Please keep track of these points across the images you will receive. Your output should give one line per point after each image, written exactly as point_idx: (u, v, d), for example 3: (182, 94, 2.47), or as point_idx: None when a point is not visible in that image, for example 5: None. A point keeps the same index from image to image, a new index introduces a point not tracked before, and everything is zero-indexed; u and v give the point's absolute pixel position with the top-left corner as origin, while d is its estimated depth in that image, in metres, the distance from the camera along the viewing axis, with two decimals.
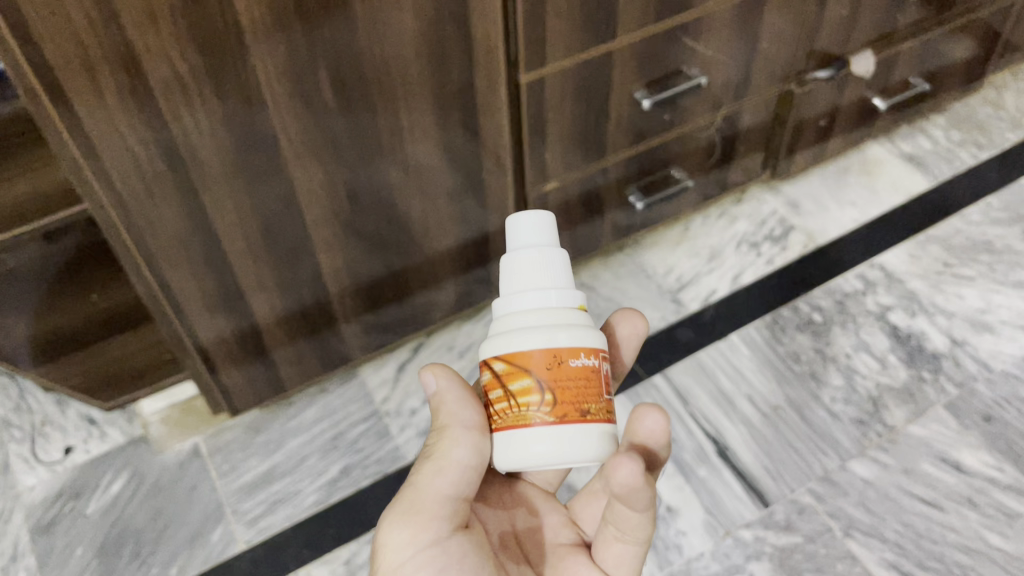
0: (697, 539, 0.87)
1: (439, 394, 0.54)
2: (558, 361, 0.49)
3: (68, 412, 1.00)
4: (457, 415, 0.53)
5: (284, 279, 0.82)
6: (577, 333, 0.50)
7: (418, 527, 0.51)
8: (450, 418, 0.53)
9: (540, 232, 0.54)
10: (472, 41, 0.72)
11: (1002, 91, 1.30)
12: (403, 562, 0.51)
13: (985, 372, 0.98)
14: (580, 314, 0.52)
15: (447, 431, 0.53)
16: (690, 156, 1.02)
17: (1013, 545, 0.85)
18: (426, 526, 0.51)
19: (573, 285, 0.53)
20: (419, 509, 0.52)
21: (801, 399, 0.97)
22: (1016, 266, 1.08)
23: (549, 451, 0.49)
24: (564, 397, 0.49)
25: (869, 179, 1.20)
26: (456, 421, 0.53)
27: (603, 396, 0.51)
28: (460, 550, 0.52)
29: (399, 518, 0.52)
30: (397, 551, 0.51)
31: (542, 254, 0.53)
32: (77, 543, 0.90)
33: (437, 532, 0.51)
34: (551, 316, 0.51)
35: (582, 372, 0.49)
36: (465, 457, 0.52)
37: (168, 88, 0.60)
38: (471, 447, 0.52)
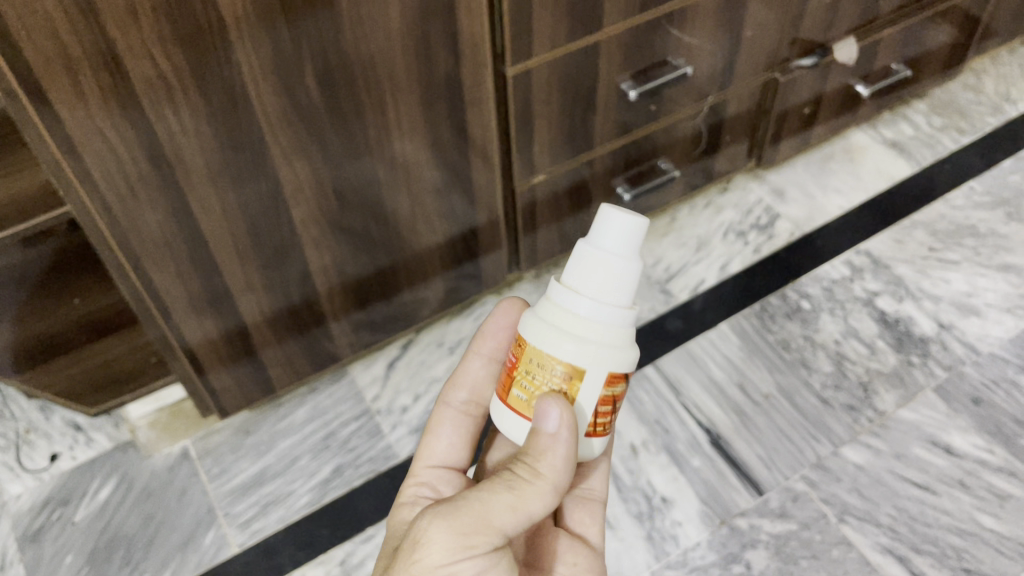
0: (693, 529, 0.87)
1: (556, 437, 0.48)
2: None
3: (53, 418, 0.99)
4: (553, 473, 0.49)
5: (271, 279, 0.82)
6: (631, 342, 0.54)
7: (473, 541, 0.47)
8: (545, 470, 0.49)
9: (628, 241, 0.50)
10: (458, 34, 0.71)
11: (982, 76, 1.31)
12: (443, 567, 0.47)
13: (972, 355, 0.99)
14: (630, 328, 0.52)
15: (536, 479, 0.49)
16: (676, 146, 1.02)
17: (1005, 526, 0.86)
18: (478, 542, 0.47)
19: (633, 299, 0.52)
20: (481, 527, 0.47)
21: (792, 386, 0.97)
22: (1001, 249, 1.08)
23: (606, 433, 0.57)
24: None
25: (853, 165, 1.20)
26: (548, 477, 0.49)
27: None
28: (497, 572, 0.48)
29: (456, 527, 0.47)
30: (441, 554, 0.47)
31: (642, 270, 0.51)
32: (66, 550, 0.88)
33: (487, 552, 0.48)
34: (623, 336, 0.51)
35: None
36: (536, 511, 0.49)
37: (150, 85, 0.59)
38: (543, 505, 0.50)
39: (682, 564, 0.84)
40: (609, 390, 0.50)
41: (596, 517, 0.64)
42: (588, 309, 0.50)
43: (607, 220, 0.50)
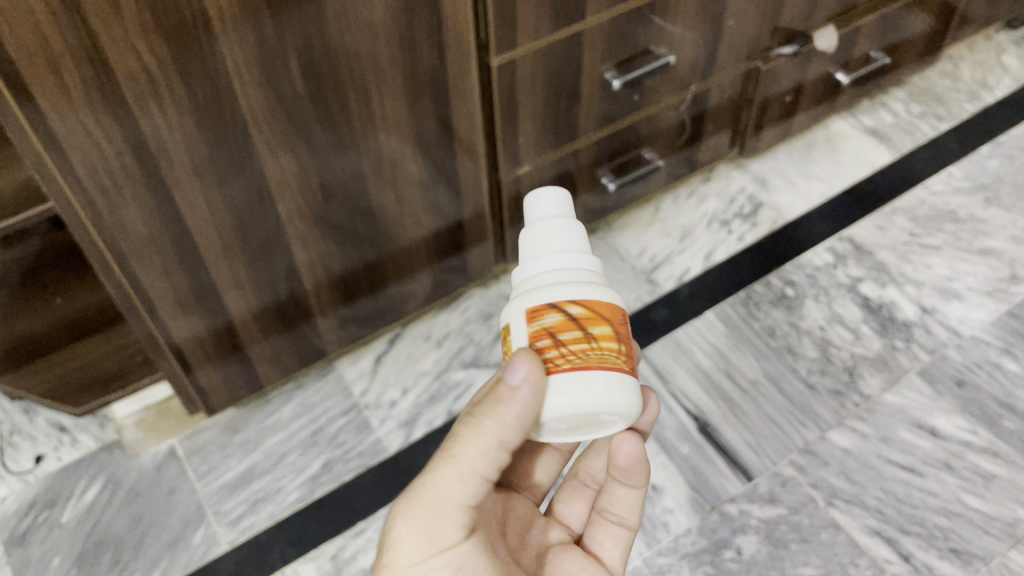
0: (684, 516, 0.87)
1: (517, 391, 0.47)
2: (620, 317, 0.48)
3: (37, 420, 0.98)
4: (491, 424, 0.49)
5: (258, 275, 0.81)
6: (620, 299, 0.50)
7: (435, 531, 0.49)
8: (484, 424, 0.49)
9: (543, 207, 0.52)
10: (442, 24, 0.71)
11: (958, 63, 1.32)
12: (414, 566, 0.49)
13: (955, 338, 1.00)
14: (580, 273, 0.49)
15: (476, 433, 0.49)
16: (660, 136, 1.02)
17: (991, 505, 0.87)
18: (440, 533, 0.49)
19: (574, 250, 0.50)
20: (436, 514, 0.49)
21: (778, 372, 0.98)
22: (981, 234, 1.10)
23: (631, 405, 0.48)
24: (629, 351, 0.49)
25: (834, 153, 1.21)
26: (489, 429, 0.49)
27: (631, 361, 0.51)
28: (475, 557, 0.50)
29: (414, 517, 0.49)
30: (409, 553, 0.49)
31: (572, 224, 0.51)
32: (54, 552, 0.88)
33: (455, 539, 0.49)
34: (543, 279, 0.49)
35: (630, 333, 0.49)
36: (485, 467, 0.49)
37: (134, 79, 0.58)
38: (494, 457, 0.50)
39: (674, 551, 0.85)
40: (536, 325, 0.48)
41: (617, 542, 0.63)
42: (524, 272, 0.51)
43: (529, 199, 0.53)
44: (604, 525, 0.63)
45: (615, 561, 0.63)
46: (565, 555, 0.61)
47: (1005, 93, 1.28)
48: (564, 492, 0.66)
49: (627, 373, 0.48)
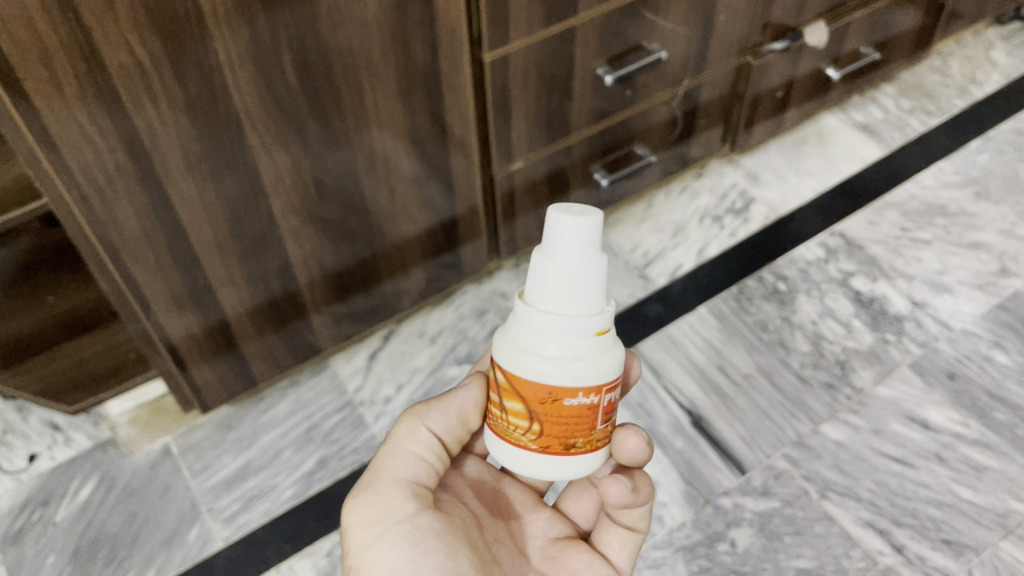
0: (678, 509, 0.87)
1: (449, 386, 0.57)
2: (555, 399, 0.49)
3: (31, 419, 0.98)
4: (419, 412, 0.56)
5: (251, 271, 0.81)
6: (580, 371, 0.49)
7: (385, 504, 0.52)
8: (413, 416, 0.56)
9: (566, 243, 0.48)
10: (435, 20, 0.71)
11: (948, 59, 1.33)
12: (370, 543, 0.51)
13: (946, 332, 1.00)
14: (582, 344, 0.49)
15: (407, 423, 0.55)
16: (652, 132, 1.02)
17: (982, 496, 0.88)
18: (390, 505, 0.52)
19: (585, 313, 0.49)
20: (383, 489, 0.52)
21: (771, 366, 0.98)
22: (971, 228, 1.11)
23: (547, 474, 0.52)
24: (554, 429, 0.51)
25: (825, 148, 1.22)
26: (418, 416, 0.55)
27: (597, 426, 0.51)
28: (430, 527, 0.52)
29: (365, 499, 0.52)
30: (364, 530, 0.52)
31: (591, 277, 0.49)
32: (48, 551, 0.87)
33: (406, 509, 0.52)
34: (542, 341, 0.49)
35: (577, 410, 0.50)
36: (422, 449, 0.55)
37: (127, 75, 0.58)
38: (429, 441, 0.55)
39: (668, 544, 0.85)
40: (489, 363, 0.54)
41: (626, 542, 0.60)
42: (528, 312, 0.50)
43: (551, 222, 0.49)
44: (612, 527, 0.60)
45: (624, 561, 0.60)
46: (571, 553, 0.59)
47: (994, 88, 1.29)
48: (571, 488, 0.64)
49: (540, 451, 0.52)
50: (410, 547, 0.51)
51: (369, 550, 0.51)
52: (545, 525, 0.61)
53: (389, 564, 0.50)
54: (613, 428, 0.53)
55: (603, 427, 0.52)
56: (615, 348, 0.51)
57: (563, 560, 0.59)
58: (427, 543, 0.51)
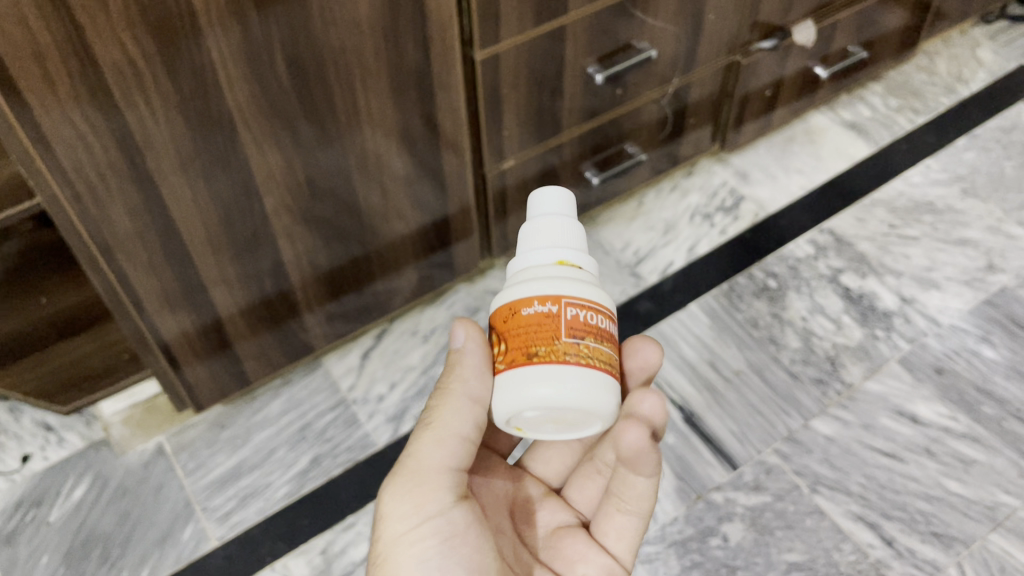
0: (670, 505, 0.88)
1: (464, 350, 0.53)
2: (513, 313, 0.50)
3: (23, 419, 0.98)
4: (461, 386, 0.52)
5: (243, 270, 0.81)
6: (539, 283, 0.50)
7: (423, 494, 0.52)
8: (454, 391, 0.52)
9: (539, 202, 0.54)
10: (427, 19, 0.71)
11: (934, 57, 1.34)
12: (403, 535, 0.52)
13: (934, 327, 1.01)
14: (544, 269, 0.51)
15: (450, 397, 0.53)
16: (642, 131, 1.03)
17: (970, 490, 0.89)
18: (428, 498, 0.52)
19: (548, 247, 0.52)
20: (424, 479, 0.53)
21: (761, 362, 0.99)
22: (958, 224, 1.12)
23: (523, 398, 0.49)
24: (517, 344, 0.49)
25: (814, 146, 1.23)
26: (464, 393, 0.52)
27: (563, 339, 0.48)
28: (462, 522, 0.53)
29: (402, 489, 0.53)
30: (399, 521, 0.53)
31: (557, 220, 0.53)
32: (42, 550, 0.88)
33: (443, 502, 0.53)
34: (515, 277, 0.52)
35: (534, 317, 0.49)
36: (465, 429, 0.53)
37: (119, 71, 0.59)
38: (473, 418, 0.53)
39: (660, 539, 0.86)
40: None
41: (627, 530, 0.61)
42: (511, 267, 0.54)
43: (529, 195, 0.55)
44: (613, 515, 0.61)
45: (625, 549, 0.61)
46: (569, 539, 0.61)
47: (980, 86, 1.30)
48: (577, 476, 0.65)
49: (505, 370, 0.50)
50: (441, 542, 0.52)
51: (400, 542, 0.52)
52: (548, 513, 0.63)
53: (418, 558, 0.52)
54: (591, 352, 0.49)
55: (578, 346, 0.49)
56: (595, 289, 0.51)
57: (561, 548, 0.61)
58: (457, 539, 0.52)
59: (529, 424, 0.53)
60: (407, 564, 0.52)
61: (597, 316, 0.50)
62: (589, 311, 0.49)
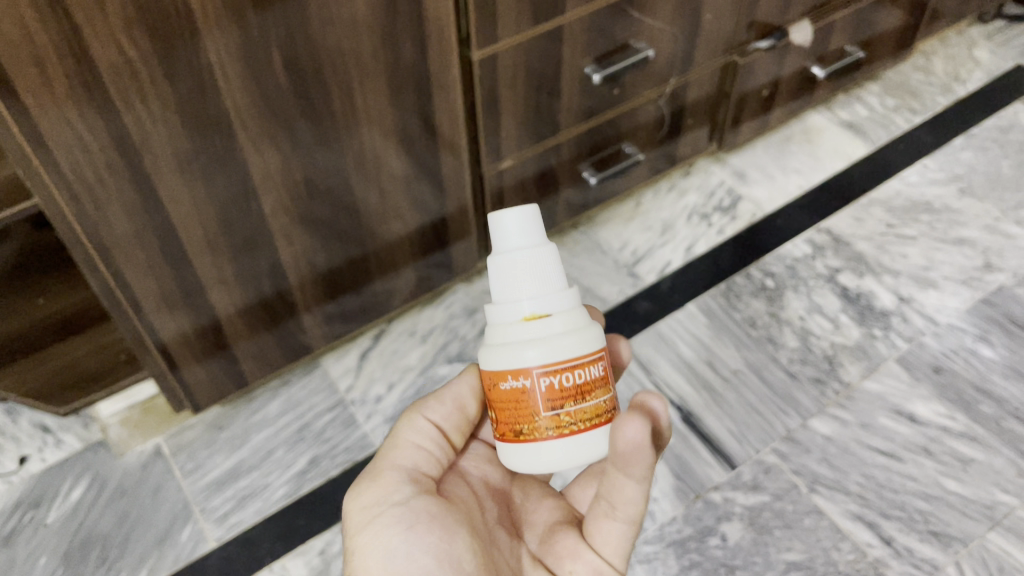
0: (669, 504, 0.88)
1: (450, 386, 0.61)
2: (495, 384, 0.52)
3: (20, 422, 0.97)
4: (419, 407, 0.60)
5: (241, 271, 0.81)
6: (505, 354, 0.51)
7: (382, 486, 0.54)
8: (414, 411, 0.60)
9: (503, 238, 0.54)
10: (424, 19, 0.71)
11: (931, 57, 1.35)
12: (367, 522, 0.53)
13: (932, 327, 1.02)
14: (516, 327, 0.52)
15: (409, 417, 0.59)
16: (640, 131, 1.03)
17: (968, 488, 0.89)
18: (388, 486, 0.54)
19: (518, 298, 0.53)
20: (383, 474, 0.55)
21: (759, 361, 0.99)
22: (955, 224, 1.12)
23: (537, 463, 0.52)
24: (505, 417, 0.52)
25: (811, 146, 1.23)
26: (417, 411, 0.59)
27: (541, 414, 0.50)
28: (426, 511, 0.53)
29: (365, 484, 0.55)
30: (362, 512, 0.53)
31: (520, 261, 0.53)
32: (40, 552, 0.87)
33: (404, 492, 0.54)
34: (494, 332, 0.54)
35: (512, 393, 0.51)
36: (421, 440, 0.58)
37: (117, 72, 0.58)
38: (428, 432, 0.59)
39: (659, 539, 0.86)
40: None
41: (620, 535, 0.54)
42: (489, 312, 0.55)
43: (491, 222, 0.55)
44: (602, 520, 0.54)
45: (617, 557, 0.55)
46: (560, 534, 0.58)
47: (977, 86, 1.30)
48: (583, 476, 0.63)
49: (502, 439, 0.53)
50: (406, 528, 0.52)
51: (364, 530, 0.53)
52: (543, 510, 0.61)
53: (383, 544, 0.52)
54: (573, 418, 0.50)
55: (557, 415, 0.50)
56: (566, 335, 0.52)
57: (554, 543, 0.58)
58: (421, 525, 0.52)
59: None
60: (374, 551, 0.52)
61: (574, 374, 0.50)
62: (563, 375, 0.50)
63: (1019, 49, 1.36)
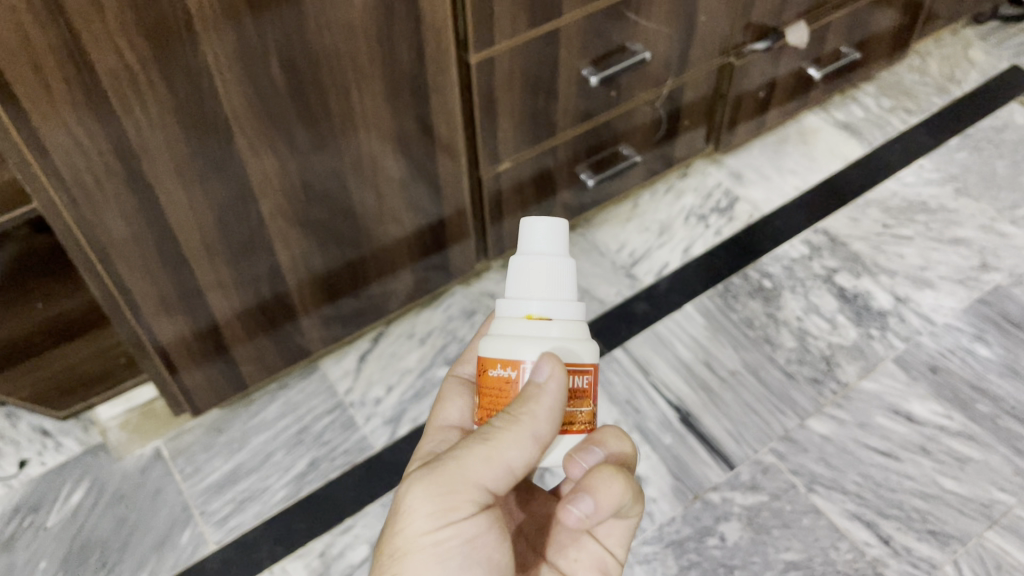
0: (668, 504, 0.88)
1: (544, 387, 0.47)
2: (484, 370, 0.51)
3: (20, 425, 0.98)
4: (522, 426, 0.47)
5: (240, 275, 0.81)
6: (497, 345, 0.50)
7: (454, 504, 0.47)
8: (519, 424, 0.46)
9: (525, 241, 0.52)
10: (422, 22, 0.72)
11: (926, 58, 1.35)
12: (426, 535, 0.47)
13: (928, 326, 1.02)
14: (514, 325, 0.51)
15: (516, 426, 0.46)
16: (637, 132, 1.03)
17: (966, 487, 0.89)
18: (461, 505, 0.47)
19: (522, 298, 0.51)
20: (461, 489, 0.47)
21: (757, 362, 1.00)
22: (951, 224, 1.12)
23: None
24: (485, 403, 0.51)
25: (807, 147, 1.23)
26: (529, 425, 0.46)
27: None
28: (488, 530, 0.49)
29: (435, 490, 0.47)
30: (424, 521, 0.47)
31: (534, 263, 0.51)
32: (40, 556, 0.87)
33: (474, 510, 0.48)
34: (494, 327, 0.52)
35: (497, 380, 0.50)
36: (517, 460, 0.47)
37: (115, 77, 0.59)
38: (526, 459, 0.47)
39: (657, 539, 0.86)
40: None
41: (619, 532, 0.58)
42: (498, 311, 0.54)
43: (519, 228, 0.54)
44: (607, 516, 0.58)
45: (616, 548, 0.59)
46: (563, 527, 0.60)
47: (972, 86, 1.30)
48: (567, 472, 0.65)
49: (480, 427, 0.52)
50: (465, 546, 0.48)
51: (420, 542, 0.47)
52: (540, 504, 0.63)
53: (433, 562, 0.48)
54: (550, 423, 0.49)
55: None
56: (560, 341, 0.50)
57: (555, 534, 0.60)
58: (481, 545, 0.49)
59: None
60: (426, 568, 0.48)
61: None
62: None
63: (1013, 49, 1.36)
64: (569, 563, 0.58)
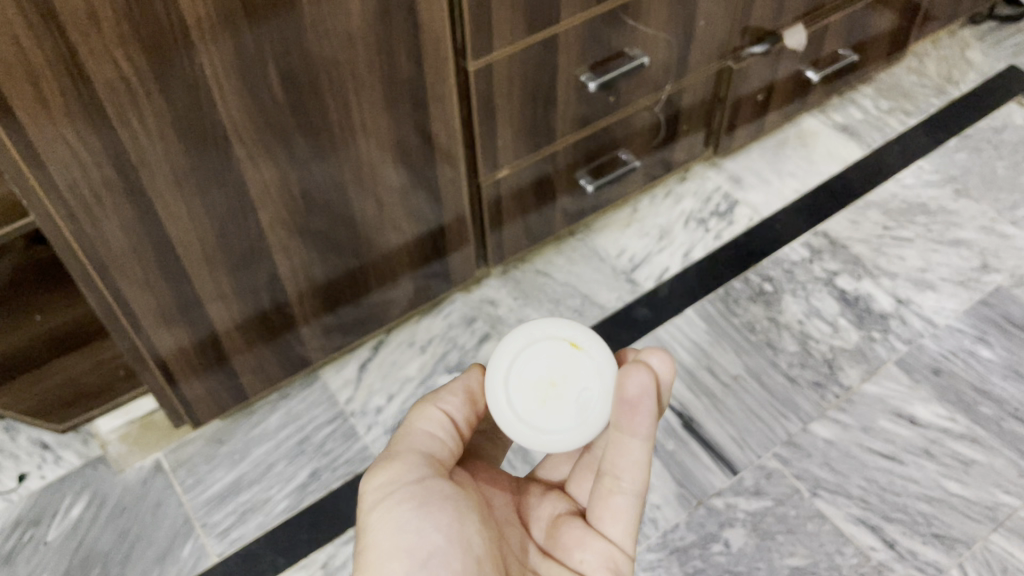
0: (671, 512, 0.88)
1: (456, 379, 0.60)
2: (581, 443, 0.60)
3: (20, 439, 0.97)
4: (433, 397, 0.59)
5: (238, 286, 0.81)
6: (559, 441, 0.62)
7: (400, 466, 0.54)
8: (428, 398, 0.59)
9: None
10: (420, 30, 0.71)
11: (924, 59, 1.35)
12: (382, 501, 0.53)
13: (930, 328, 1.02)
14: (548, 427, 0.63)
15: (424, 403, 0.58)
16: (636, 137, 1.03)
17: (971, 491, 0.89)
18: (406, 467, 0.54)
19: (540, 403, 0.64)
20: (400, 455, 0.55)
21: (760, 366, 0.99)
22: (951, 226, 1.12)
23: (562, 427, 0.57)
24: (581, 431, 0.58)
25: (806, 150, 1.23)
26: (437, 401, 0.58)
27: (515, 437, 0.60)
28: (440, 493, 0.53)
29: (381, 466, 0.54)
30: (377, 490, 0.53)
31: None
32: (40, 571, 0.87)
33: (419, 473, 0.54)
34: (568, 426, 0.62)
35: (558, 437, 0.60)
36: (434, 428, 0.57)
37: (112, 89, 0.58)
38: (441, 422, 0.58)
39: (663, 546, 0.86)
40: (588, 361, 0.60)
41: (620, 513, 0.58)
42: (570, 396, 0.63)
43: None
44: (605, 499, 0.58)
45: (621, 534, 0.58)
46: (565, 526, 0.60)
47: (971, 87, 1.30)
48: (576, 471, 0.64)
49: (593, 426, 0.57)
50: (418, 506, 0.52)
51: (378, 508, 0.53)
52: (549, 505, 0.63)
53: (394, 524, 0.52)
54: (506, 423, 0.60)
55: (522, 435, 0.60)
56: None
57: (558, 536, 0.60)
58: (433, 504, 0.53)
59: (583, 371, 0.57)
60: (386, 528, 0.52)
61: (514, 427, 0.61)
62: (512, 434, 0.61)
63: (1011, 49, 1.36)
64: (575, 564, 0.58)
